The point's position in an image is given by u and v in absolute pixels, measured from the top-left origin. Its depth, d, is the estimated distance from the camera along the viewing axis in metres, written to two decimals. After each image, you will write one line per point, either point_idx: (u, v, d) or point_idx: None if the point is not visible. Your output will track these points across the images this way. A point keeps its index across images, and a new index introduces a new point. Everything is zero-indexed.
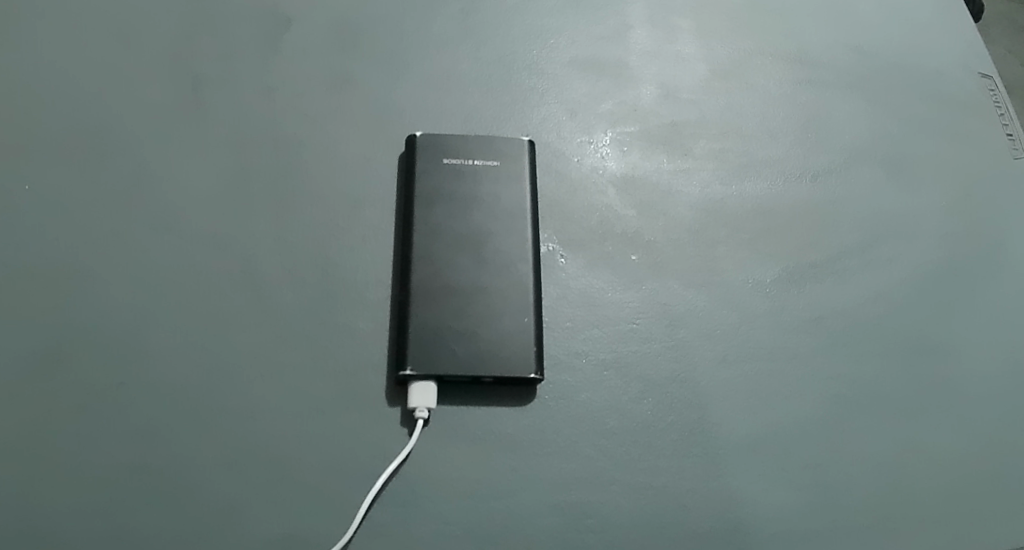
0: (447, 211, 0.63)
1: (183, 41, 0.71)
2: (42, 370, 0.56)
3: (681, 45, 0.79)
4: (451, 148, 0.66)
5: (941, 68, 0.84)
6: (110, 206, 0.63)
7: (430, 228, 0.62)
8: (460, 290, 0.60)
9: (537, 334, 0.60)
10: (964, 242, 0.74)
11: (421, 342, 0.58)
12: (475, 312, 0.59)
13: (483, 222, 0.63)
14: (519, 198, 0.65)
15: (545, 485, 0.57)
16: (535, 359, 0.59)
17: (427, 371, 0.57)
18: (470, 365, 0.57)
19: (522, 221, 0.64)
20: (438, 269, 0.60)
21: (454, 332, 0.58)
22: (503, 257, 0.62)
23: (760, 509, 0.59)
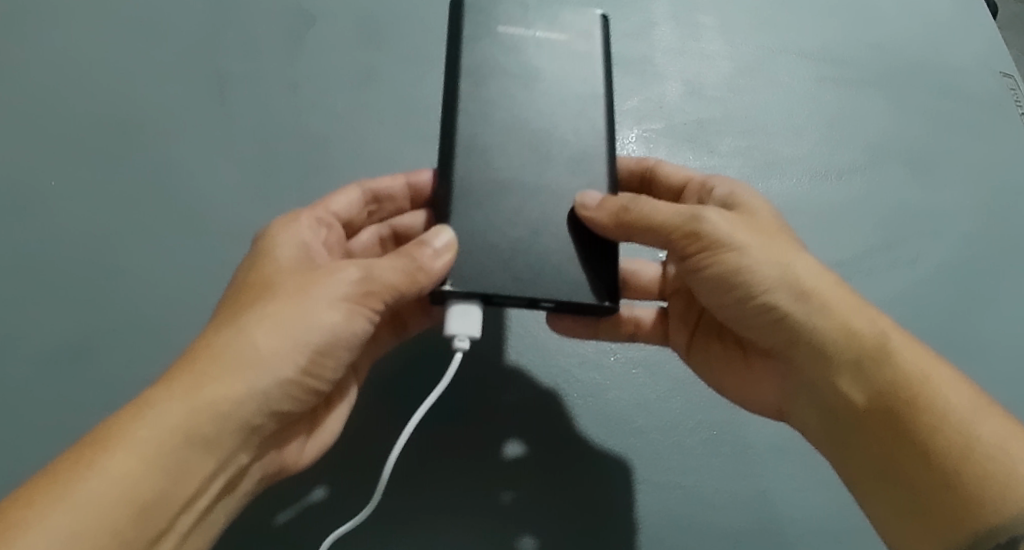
0: (501, 89, 0.57)
1: (208, 36, 0.71)
2: (72, 363, 0.56)
3: (706, 42, 0.79)
4: (504, 20, 0.60)
5: (963, 66, 0.83)
6: (134, 201, 0.63)
7: (483, 107, 0.56)
8: (515, 191, 0.54)
9: (590, 252, 0.54)
10: (988, 240, 0.73)
11: (470, 254, 0.52)
12: (531, 218, 0.54)
13: (540, 108, 0.58)
14: (585, 85, 0.60)
15: (574, 481, 0.57)
16: (602, 286, 0.53)
17: (473, 289, 0.50)
18: (526, 287, 0.51)
19: (584, 112, 0.59)
20: (485, 167, 0.55)
21: (510, 249, 0.52)
22: (567, 146, 0.57)
23: (788, 510, 0.59)
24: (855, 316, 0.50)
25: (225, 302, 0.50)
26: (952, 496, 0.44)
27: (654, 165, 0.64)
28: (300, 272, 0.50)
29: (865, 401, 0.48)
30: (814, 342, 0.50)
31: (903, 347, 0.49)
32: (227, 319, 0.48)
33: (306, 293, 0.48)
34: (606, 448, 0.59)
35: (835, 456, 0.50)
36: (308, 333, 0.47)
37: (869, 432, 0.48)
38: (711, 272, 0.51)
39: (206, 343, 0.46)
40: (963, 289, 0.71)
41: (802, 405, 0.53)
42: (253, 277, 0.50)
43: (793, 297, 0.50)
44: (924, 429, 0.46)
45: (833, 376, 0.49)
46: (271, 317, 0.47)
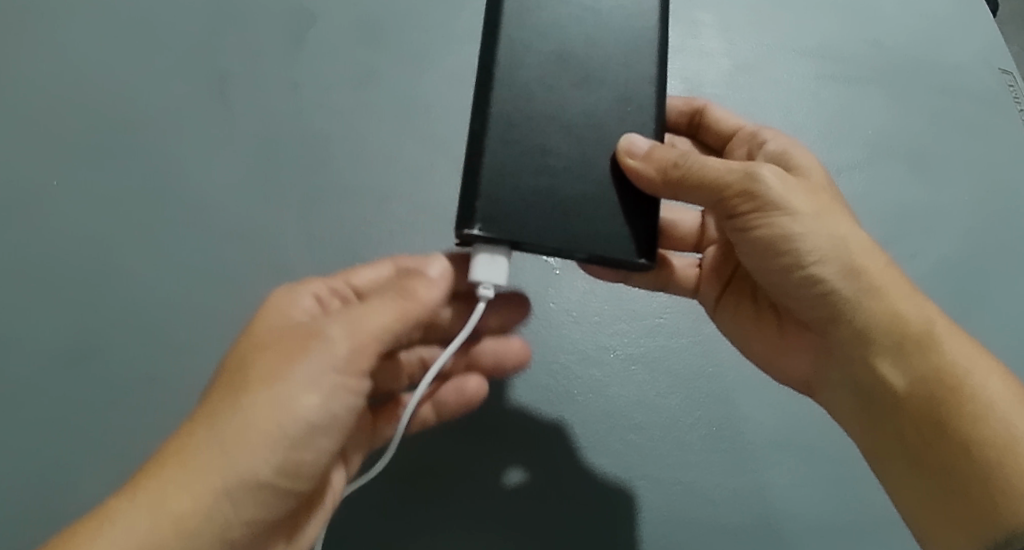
0: (543, 16, 0.54)
1: (207, 34, 0.71)
2: (87, 366, 0.58)
3: (705, 39, 0.79)
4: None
5: (962, 63, 0.83)
6: (137, 203, 0.63)
7: (536, 39, 0.53)
8: (561, 130, 0.52)
9: (638, 202, 0.52)
10: (985, 237, 0.74)
11: (507, 194, 0.50)
12: (575, 162, 0.52)
13: (593, 42, 0.54)
14: (639, 21, 0.56)
15: (569, 481, 0.58)
16: (642, 240, 0.51)
17: (500, 232, 0.49)
18: (557, 235, 0.50)
19: (644, 51, 0.55)
20: (524, 98, 0.52)
21: (551, 194, 0.51)
22: (607, 83, 0.54)
23: (787, 505, 0.60)
24: (902, 300, 0.51)
25: (225, 362, 0.51)
26: (989, 489, 0.46)
27: (706, 107, 0.66)
28: (289, 336, 0.50)
29: (906, 388, 0.50)
30: (860, 322, 0.51)
31: (948, 335, 0.51)
32: (220, 388, 0.49)
33: (275, 398, 0.47)
34: (603, 445, 0.60)
35: (871, 434, 0.52)
36: (296, 403, 0.47)
37: (909, 418, 0.50)
38: (760, 238, 0.52)
39: (198, 416, 0.48)
40: (959, 286, 0.71)
41: (840, 379, 0.54)
42: (241, 346, 0.51)
43: (840, 273, 0.51)
44: (965, 420, 0.48)
45: (875, 358, 0.51)
46: (251, 410, 0.47)
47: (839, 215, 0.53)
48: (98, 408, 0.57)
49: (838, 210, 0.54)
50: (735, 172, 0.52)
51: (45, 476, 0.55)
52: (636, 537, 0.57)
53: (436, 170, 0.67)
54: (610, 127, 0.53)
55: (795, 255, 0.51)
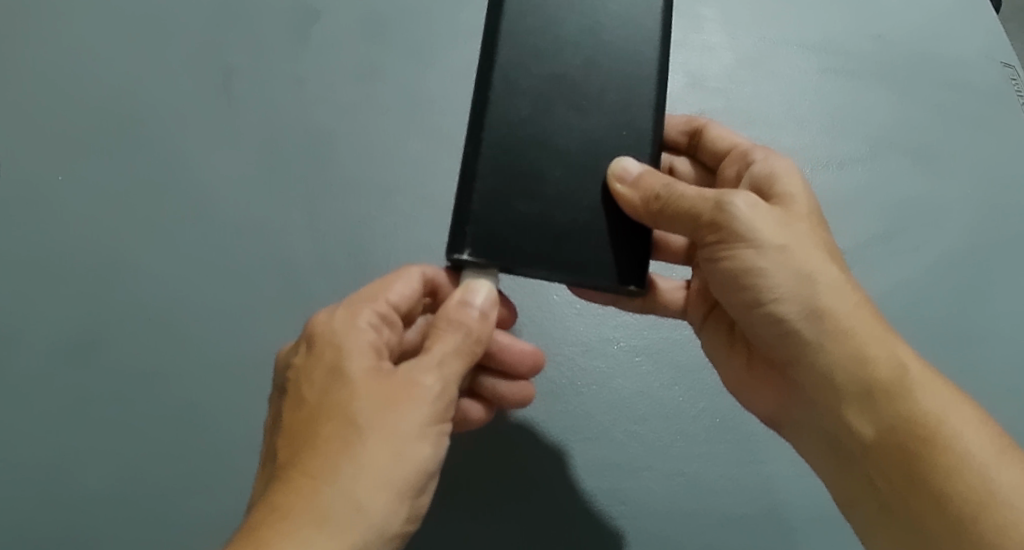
0: (545, 34, 0.53)
1: (212, 28, 0.71)
2: (93, 358, 0.58)
3: (708, 34, 0.80)
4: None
5: (965, 57, 0.83)
6: (143, 196, 0.64)
7: (541, 63, 0.53)
8: (558, 154, 0.52)
9: (622, 231, 0.53)
10: (988, 230, 0.74)
11: (498, 220, 0.51)
12: (567, 188, 0.52)
13: (597, 65, 0.54)
14: (645, 37, 0.55)
15: (591, 474, 0.59)
16: (631, 269, 0.52)
17: (488, 259, 0.51)
18: (542, 263, 0.51)
19: (647, 78, 0.54)
20: (522, 120, 0.52)
21: (540, 222, 0.52)
22: (609, 104, 0.54)
23: (791, 496, 0.60)
24: (872, 343, 0.49)
25: (299, 419, 0.47)
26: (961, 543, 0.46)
27: (706, 125, 0.65)
28: (377, 386, 0.46)
29: (874, 435, 0.49)
30: (825, 366, 0.50)
31: (924, 385, 0.49)
32: (324, 444, 0.44)
33: (393, 439, 0.44)
34: (614, 437, 0.60)
35: (839, 474, 0.52)
36: (419, 454, 0.45)
37: (877, 464, 0.49)
38: (726, 270, 0.51)
39: (311, 475, 0.43)
40: (963, 278, 0.71)
41: (805, 420, 0.53)
42: (331, 402, 0.46)
43: (804, 314, 0.50)
44: (941, 473, 0.47)
45: (842, 403, 0.50)
46: (373, 460, 0.43)
47: (813, 252, 0.50)
48: (105, 400, 0.57)
49: (813, 244, 0.52)
50: (707, 205, 0.51)
51: (54, 465, 0.55)
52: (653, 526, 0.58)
53: (440, 163, 0.68)
54: (612, 121, 0.53)
55: (759, 292, 0.50)
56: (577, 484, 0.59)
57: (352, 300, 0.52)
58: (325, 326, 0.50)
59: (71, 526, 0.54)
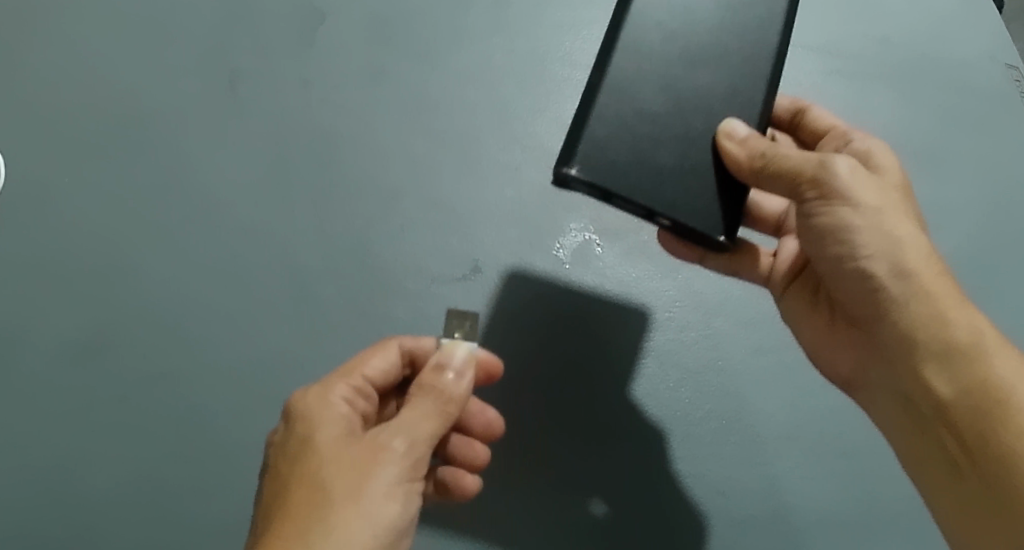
0: (669, 23, 0.55)
1: (219, 31, 0.71)
2: (100, 361, 0.58)
3: None
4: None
5: (969, 58, 0.83)
6: (149, 198, 0.64)
7: (660, 6, 0.55)
8: (661, 91, 0.53)
9: (722, 181, 0.53)
10: (994, 231, 0.74)
11: (615, 148, 0.51)
12: (670, 123, 0.52)
13: (707, 14, 0.55)
14: (750, 33, 0.56)
15: (593, 476, 0.59)
16: (724, 217, 0.52)
17: (598, 185, 0.50)
18: (671, 207, 0.51)
19: (749, 31, 0.56)
20: (629, 91, 0.52)
21: (638, 150, 0.51)
22: (714, 93, 0.54)
23: (796, 498, 0.60)
24: (953, 306, 0.49)
25: (272, 479, 0.47)
26: (1022, 499, 0.46)
27: (808, 106, 0.66)
28: (343, 456, 0.46)
29: (951, 396, 0.48)
30: (906, 324, 0.49)
31: (994, 348, 0.49)
32: (292, 502, 0.45)
33: (359, 492, 0.45)
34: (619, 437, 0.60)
35: (918, 434, 0.51)
36: (388, 510, 0.45)
37: (956, 422, 0.48)
38: (819, 227, 0.51)
39: (282, 529, 0.44)
40: (969, 279, 0.71)
41: (884, 380, 0.53)
42: (299, 469, 0.46)
43: (892, 272, 0.49)
44: (1013, 434, 0.47)
45: (919, 361, 0.49)
46: (338, 518, 0.44)
47: (904, 215, 0.50)
48: (109, 403, 0.57)
49: (902, 209, 0.52)
50: (863, 176, 0.51)
51: (61, 468, 0.55)
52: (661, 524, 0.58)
53: (446, 165, 0.68)
54: None
55: (849, 252, 0.50)
56: (581, 483, 0.58)
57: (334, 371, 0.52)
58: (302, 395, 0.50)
59: (77, 530, 0.54)
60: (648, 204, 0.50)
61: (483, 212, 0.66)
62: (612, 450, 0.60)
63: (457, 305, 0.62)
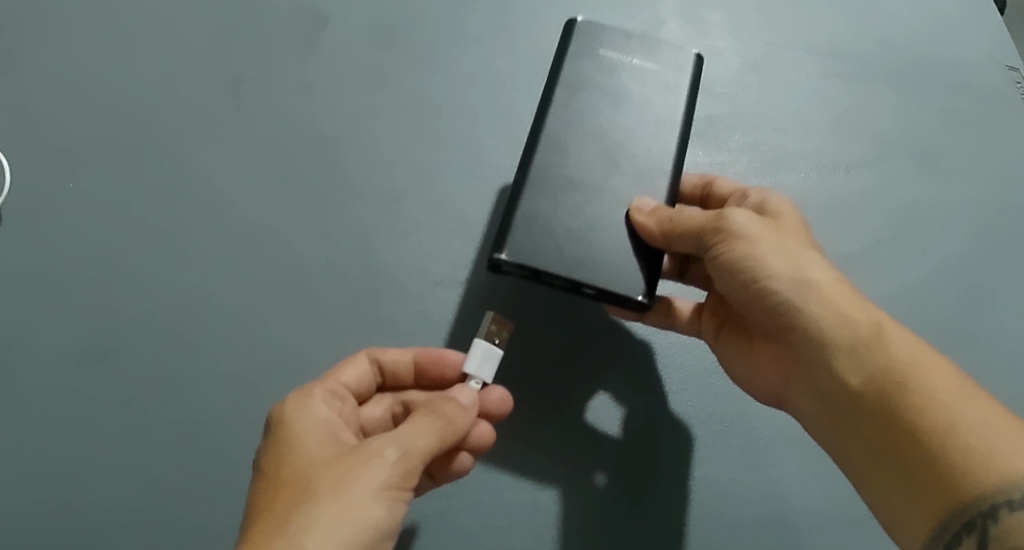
0: (584, 106, 0.62)
1: (222, 36, 0.71)
2: (105, 365, 0.58)
3: (715, 39, 0.80)
4: (613, 40, 0.64)
5: (970, 61, 0.83)
6: (154, 203, 0.64)
7: (565, 114, 0.61)
8: (573, 185, 0.58)
9: (643, 253, 0.57)
10: (996, 233, 0.74)
11: (537, 236, 0.56)
12: (588, 209, 0.57)
13: (612, 116, 0.61)
14: (655, 114, 0.62)
15: (604, 477, 0.59)
16: (643, 282, 0.56)
17: (527, 266, 0.55)
18: (593, 277, 0.55)
19: (651, 127, 0.62)
20: (547, 164, 0.59)
21: (556, 235, 0.56)
22: (626, 166, 0.60)
23: (799, 500, 0.60)
24: (851, 306, 0.51)
25: (260, 482, 0.47)
26: (938, 474, 0.44)
27: (714, 179, 0.65)
28: (335, 460, 0.46)
29: (857, 384, 0.49)
30: (809, 326, 0.51)
31: (901, 337, 0.50)
32: (280, 502, 0.44)
33: (344, 489, 0.44)
34: (628, 438, 0.60)
35: (839, 435, 0.50)
36: (374, 509, 0.44)
37: (865, 412, 0.48)
38: (721, 257, 0.54)
39: (269, 527, 0.43)
40: (971, 280, 0.72)
41: (803, 388, 0.53)
42: (287, 467, 0.46)
43: (787, 283, 0.52)
44: (918, 409, 0.46)
45: (826, 358, 0.50)
46: (321, 512, 0.43)
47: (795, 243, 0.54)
48: (113, 406, 0.57)
49: (797, 241, 0.55)
50: (751, 217, 0.55)
51: (64, 473, 0.55)
52: (676, 521, 0.58)
53: (449, 169, 0.68)
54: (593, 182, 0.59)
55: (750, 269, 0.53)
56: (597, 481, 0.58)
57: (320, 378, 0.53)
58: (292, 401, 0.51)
59: (79, 536, 0.53)
60: (571, 278, 0.55)
61: (486, 216, 0.67)
62: (615, 461, 0.59)
63: (460, 309, 0.63)
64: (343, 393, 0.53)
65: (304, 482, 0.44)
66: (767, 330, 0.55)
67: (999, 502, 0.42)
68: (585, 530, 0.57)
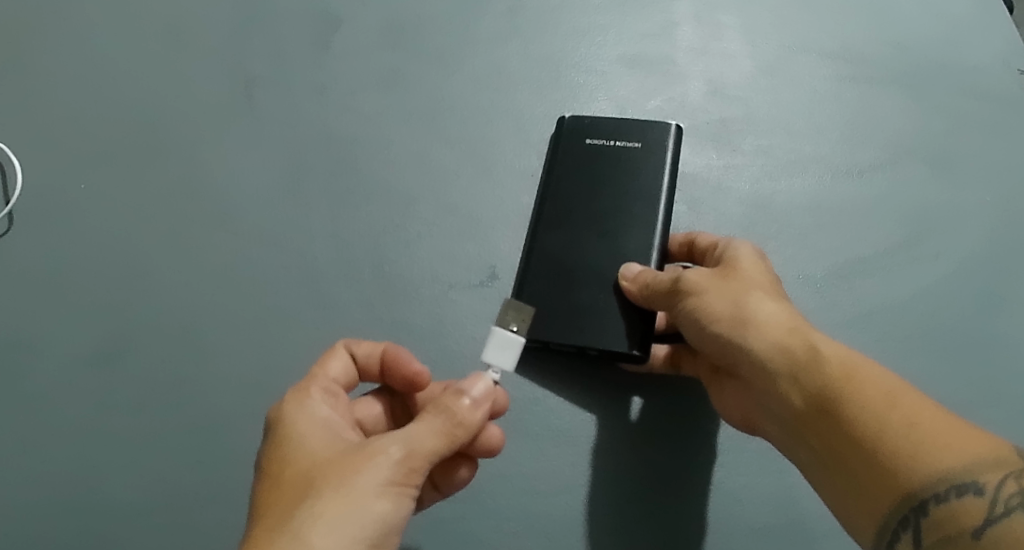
0: (578, 191, 0.64)
1: (234, 37, 0.71)
2: (119, 369, 0.58)
3: (728, 41, 0.79)
4: (594, 128, 0.67)
5: (983, 64, 0.83)
6: (166, 204, 0.64)
7: (559, 202, 0.64)
8: (573, 266, 0.60)
9: (640, 315, 0.58)
10: (1010, 237, 0.74)
11: (544, 315, 0.59)
12: (585, 284, 0.59)
13: (603, 197, 0.63)
14: (646, 184, 0.63)
15: (616, 482, 0.59)
16: (639, 335, 0.57)
17: (535, 338, 0.58)
18: (595, 338, 0.57)
19: (641, 199, 0.63)
20: (548, 251, 0.62)
21: (560, 310, 0.59)
22: (625, 235, 0.61)
23: (816, 505, 0.59)
24: (778, 326, 0.49)
25: (262, 479, 0.44)
26: (876, 482, 0.41)
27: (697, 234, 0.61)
28: (339, 455, 0.43)
29: (793, 404, 0.47)
30: (743, 351, 0.49)
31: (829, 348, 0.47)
32: (282, 501, 0.42)
33: (348, 486, 0.41)
34: (641, 443, 0.60)
35: (796, 456, 0.48)
36: (382, 504, 0.41)
37: (807, 431, 0.46)
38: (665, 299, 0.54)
39: (273, 527, 0.40)
40: (985, 285, 0.71)
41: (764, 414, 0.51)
42: (292, 465, 0.44)
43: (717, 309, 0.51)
44: (849, 421, 0.43)
45: (766, 380, 0.48)
46: (326, 509, 0.40)
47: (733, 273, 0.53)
48: (125, 409, 0.57)
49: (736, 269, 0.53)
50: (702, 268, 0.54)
51: (79, 478, 0.54)
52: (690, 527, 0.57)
53: (462, 172, 0.68)
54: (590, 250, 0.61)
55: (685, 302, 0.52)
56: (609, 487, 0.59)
57: (307, 377, 0.51)
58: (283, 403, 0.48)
59: (94, 542, 0.53)
60: (575, 344, 0.57)
61: (501, 218, 0.66)
62: (627, 466, 0.59)
63: (475, 312, 0.62)
64: (334, 393, 0.50)
65: (309, 479, 0.42)
66: (727, 367, 0.54)
67: (928, 499, 0.39)
68: (599, 535, 0.57)
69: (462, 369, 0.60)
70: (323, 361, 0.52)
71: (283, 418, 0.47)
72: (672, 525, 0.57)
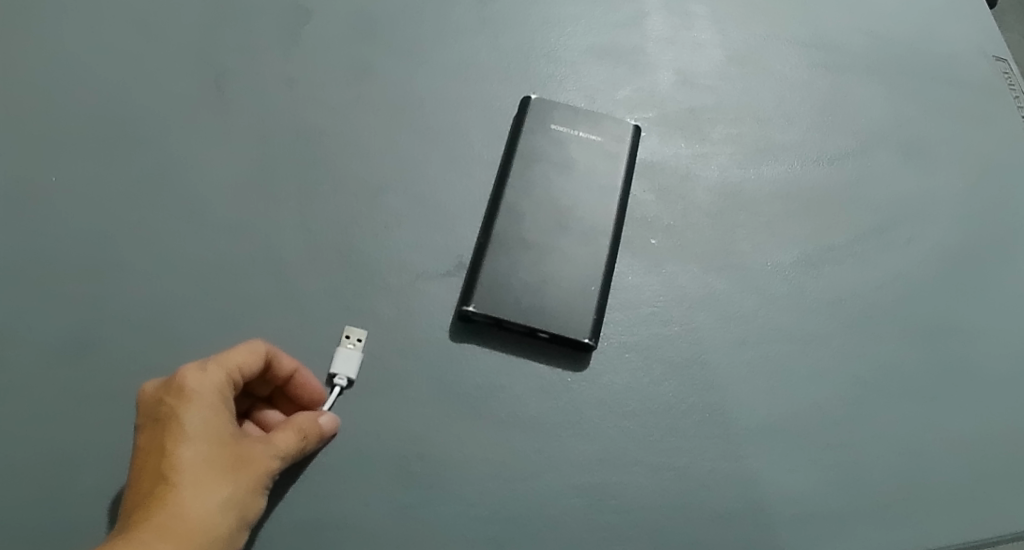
0: (540, 174, 0.66)
1: (204, 32, 0.71)
2: (83, 362, 0.57)
3: (698, 31, 0.80)
4: (561, 114, 0.69)
5: (956, 52, 0.84)
6: (133, 195, 0.64)
7: (520, 183, 0.65)
8: (527, 245, 0.62)
9: (600, 302, 0.62)
10: (979, 224, 0.75)
11: (501, 292, 0.61)
12: (541, 268, 0.61)
13: (562, 185, 0.65)
14: (603, 180, 0.67)
15: (580, 469, 0.59)
16: (590, 324, 0.61)
17: (491, 314, 0.60)
18: (548, 323, 0.60)
19: (595, 193, 0.66)
20: (508, 229, 0.63)
21: (514, 287, 0.61)
22: (582, 226, 0.64)
23: (777, 490, 0.60)
24: None
25: (170, 450, 0.45)
26: None
27: None
28: (247, 454, 0.47)
29: None
30: None
31: None
32: (178, 492, 0.43)
33: (253, 484, 0.47)
34: (607, 430, 0.61)
35: None
36: (247, 511, 0.46)
37: None
38: None
39: (162, 518, 0.42)
40: (956, 272, 0.72)
41: None
42: (209, 448, 0.45)
43: None
44: None
45: None
46: (235, 503, 0.45)
47: None
48: (87, 399, 0.56)
49: None
50: None
51: (36, 471, 0.53)
52: (656, 513, 0.58)
53: (431, 164, 0.68)
54: (550, 235, 0.63)
55: None
56: (579, 474, 0.59)
57: (224, 357, 0.49)
58: (195, 377, 0.47)
59: (49, 534, 0.51)
60: (529, 325, 0.60)
61: (468, 210, 0.67)
62: (596, 451, 0.60)
63: (441, 302, 0.63)
64: (239, 381, 0.50)
65: (227, 471, 0.45)
66: None
67: None
68: (565, 520, 0.57)
69: (428, 357, 0.61)
70: (242, 347, 0.51)
71: (193, 397, 0.46)
72: (634, 507, 0.58)
